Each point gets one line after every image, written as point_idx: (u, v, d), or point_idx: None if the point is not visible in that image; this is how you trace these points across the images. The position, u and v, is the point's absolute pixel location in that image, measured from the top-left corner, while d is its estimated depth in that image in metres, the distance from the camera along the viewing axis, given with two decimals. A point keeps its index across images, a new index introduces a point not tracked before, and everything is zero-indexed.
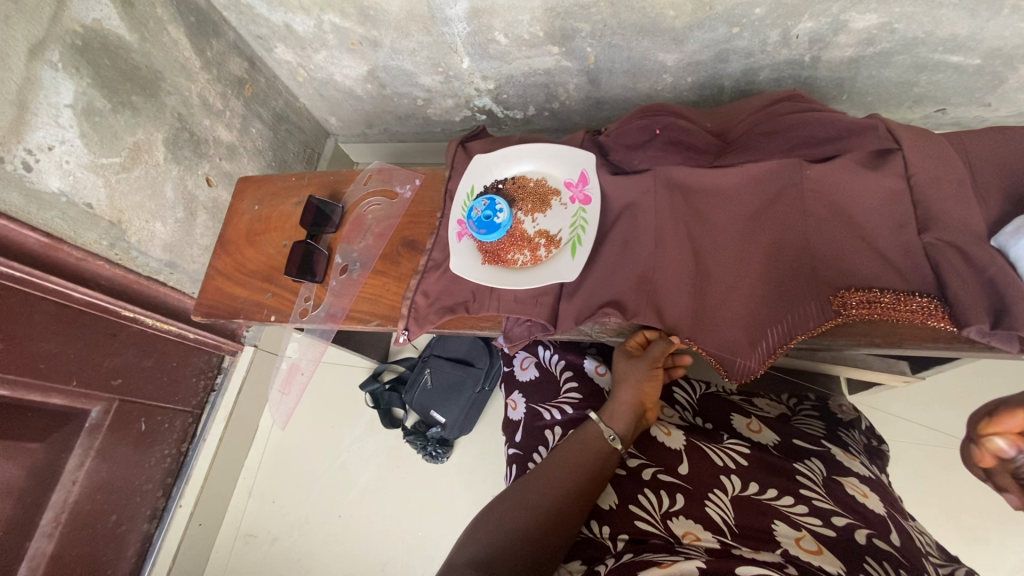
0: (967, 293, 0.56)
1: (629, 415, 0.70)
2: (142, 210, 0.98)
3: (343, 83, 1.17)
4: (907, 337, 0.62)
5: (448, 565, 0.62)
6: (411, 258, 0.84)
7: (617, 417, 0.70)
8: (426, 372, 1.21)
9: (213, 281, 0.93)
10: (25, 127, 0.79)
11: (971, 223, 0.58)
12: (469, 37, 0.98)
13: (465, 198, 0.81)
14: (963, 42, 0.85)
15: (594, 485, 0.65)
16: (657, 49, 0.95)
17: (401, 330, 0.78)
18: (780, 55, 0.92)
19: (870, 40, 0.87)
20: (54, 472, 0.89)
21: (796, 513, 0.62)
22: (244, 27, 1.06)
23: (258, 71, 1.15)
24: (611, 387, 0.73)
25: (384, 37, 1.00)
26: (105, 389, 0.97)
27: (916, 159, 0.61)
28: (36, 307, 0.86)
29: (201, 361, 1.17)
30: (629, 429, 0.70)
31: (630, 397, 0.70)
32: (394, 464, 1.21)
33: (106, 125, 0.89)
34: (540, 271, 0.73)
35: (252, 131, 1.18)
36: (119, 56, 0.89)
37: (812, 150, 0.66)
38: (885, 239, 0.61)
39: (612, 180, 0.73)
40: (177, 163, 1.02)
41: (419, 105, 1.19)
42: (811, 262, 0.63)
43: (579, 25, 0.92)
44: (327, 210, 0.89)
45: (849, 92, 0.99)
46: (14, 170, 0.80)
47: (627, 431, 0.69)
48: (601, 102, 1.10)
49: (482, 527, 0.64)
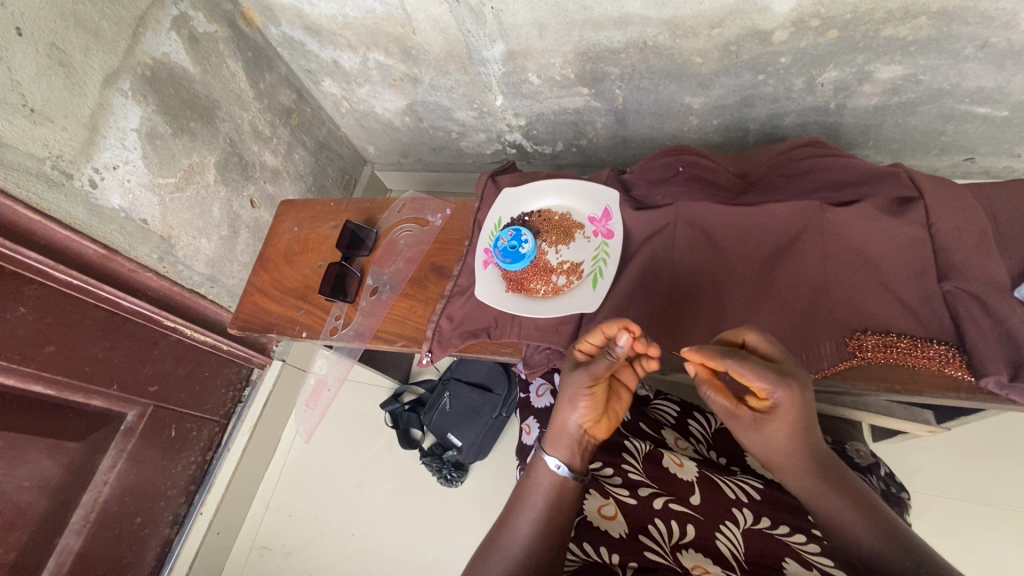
0: (982, 341, 0.57)
1: (577, 445, 0.58)
2: (190, 227, 1.05)
3: (383, 115, 1.24)
4: (926, 386, 0.61)
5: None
6: (437, 283, 0.88)
7: (564, 444, 0.58)
8: (446, 396, 1.24)
9: (250, 296, 0.98)
10: (95, 148, 0.87)
11: (992, 274, 0.59)
12: (504, 77, 1.03)
13: (492, 228, 0.84)
14: (990, 94, 0.86)
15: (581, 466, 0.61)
16: (684, 93, 0.98)
17: (423, 352, 0.80)
18: (805, 102, 0.94)
19: (895, 90, 0.89)
20: (87, 471, 0.93)
21: (809, 551, 0.61)
22: (295, 61, 1.14)
23: (305, 102, 1.23)
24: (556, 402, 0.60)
25: (424, 74, 1.07)
26: (142, 394, 1.02)
27: (937, 208, 0.63)
28: (87, 313, 0.92)
29: (231, 373, 1.22)
30: (582, 460, 0.59)
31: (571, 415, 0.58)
32: (410, 485, 1.22)
33: (165, 148, 0.97)
34: (561, 300, 0.76)
35: (295, 157, 1.25)
36: (182, 86, 0.97)
37: (833, 195, 0.68)
38: (904, 285, 0.62)
39: (634, 216, 0.76)
40: (225, 185, 1.09)
41: (453, 138, 1.25)
42: (828, 303, 0.64)
43: (609, 68, 0.96)
44: (361, 235, 0.94)
45: (875, 139, 1.00)
46: (81, 187, 0.87)
47: (570, 453, 0.58)
48: (628, 140, 1.14)
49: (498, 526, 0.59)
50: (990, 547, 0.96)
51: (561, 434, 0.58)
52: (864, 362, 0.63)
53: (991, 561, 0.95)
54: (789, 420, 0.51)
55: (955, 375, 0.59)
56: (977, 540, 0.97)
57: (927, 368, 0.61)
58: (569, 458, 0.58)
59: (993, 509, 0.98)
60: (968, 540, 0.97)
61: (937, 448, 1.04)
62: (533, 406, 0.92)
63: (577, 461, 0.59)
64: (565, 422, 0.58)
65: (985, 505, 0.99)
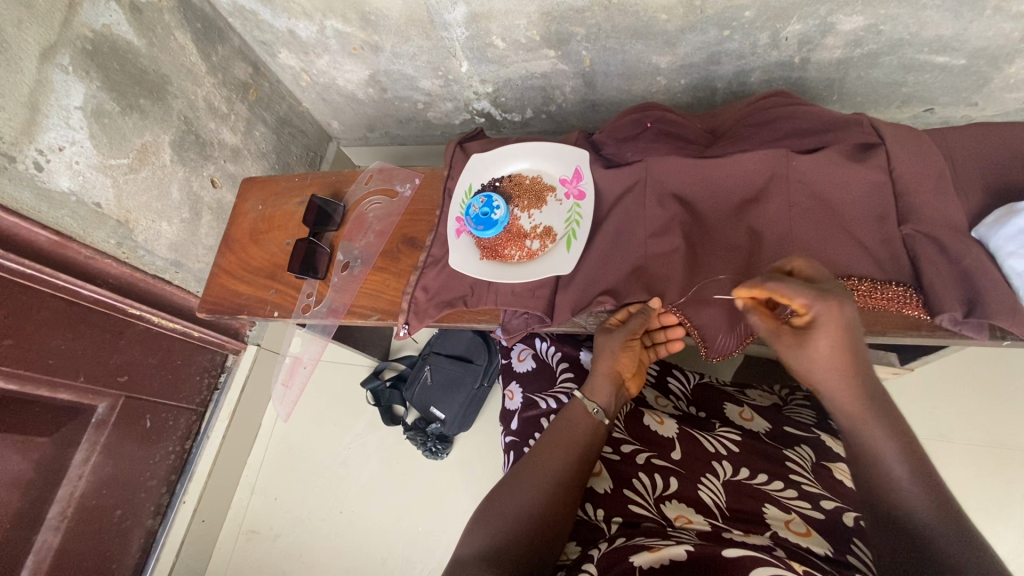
0: (939, 281, 0.59)
1: (611, 386, 0.67)
2: (149, 210, 1.01)
3: (346, 87, 1.19)
4: (889, 327, 0.64)
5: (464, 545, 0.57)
6: (411, 255, 0.86)
7: (605, 392, 0.67)
8: (426, 369, 1.23)
9: (217, 278, 0.95)
10: (37, 128, 0.82)
11: (949, 216, 0.62)
12: (467, 41, 1.00)
13: (463, 195, 0.83)
14: (948, 42, 0.87)
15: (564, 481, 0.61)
16: (650, 52, 0.97)
17: (400, 324, 0.79)
18: (770, 57, 0.94)
19: (858, 42, 0.90)
20: (61, 466, 0.90)
21: (786, 496, 0.64)
22: (248, 32, 1.09)
23: (262, 76, 1.18)
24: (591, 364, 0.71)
25: (385, 41, 1.03)
26: (111, 385, 0.98)
27: (899, 154, 0.65)
28: (45, 304, 0.88)
29: (205, 360, 1.19)
30: (611, 404, 0.67)
31: (607, 368, 0.68)
32: (396, 461, 1.22)
33: (115, 126, 0.92)
34: (536, 265, 0.75)
35: (256, 134, 1.20)
36: (128, 60, 0.92)
37: (800, 143, 0.68)
38: (866, 230, 0.64)
39: (604, 174, 0.75)
40: (183, 165, 1.05)
41: (419, 108, 1.22)
42: (794, 250, 0.65)
43: (575, 29, 0.94)
44: (328, 210, 0.91)
45: (839, 93, 1.01)
46: (25, 170, 0.82)
47: (610, 403, 0.67)
48: (597, 104, 1.12)
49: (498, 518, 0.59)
50: (955, 480, 1.01)
51: (595, 383, 0.68)
52: None
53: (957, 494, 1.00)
54: (840, 348, 0.51)
55: (912, 315, 0.62)
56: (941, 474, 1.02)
57: (888, 309, 0.63)
58: (603, 400, 0.67)
59: (954, 444, 1.03)
60: None
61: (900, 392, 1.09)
62: (515, 371, 0.90)
63: (607, 404, 0.67)
64: (606, 365, 0.68)
65: (948, 442, 1.04)
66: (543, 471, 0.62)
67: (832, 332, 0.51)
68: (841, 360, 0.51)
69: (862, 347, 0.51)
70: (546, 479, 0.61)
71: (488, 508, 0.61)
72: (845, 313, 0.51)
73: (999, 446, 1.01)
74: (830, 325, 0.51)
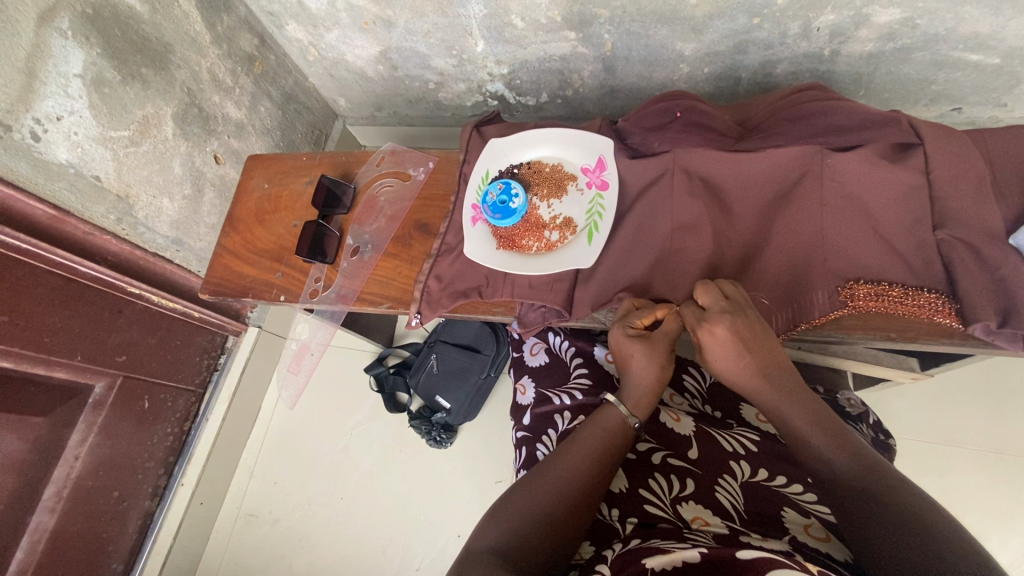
0: (973, 289, 0.58)
1: (651, 397, 0.64)
2: (149, 185, 0.97)
3: (354, 63, 1.15)
4: (922, 333, 0.62)
5: (478, 545, 0.56)
6: (424, 241, 0.83)
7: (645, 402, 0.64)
8: (432, 357, 1.21)
9: (220, 259, 0.92)
10: (34, 96, 0.78)
11: (988, 221, 0.60)
12: (485, 20, 0.96)
13: (479, 182, 0.80)
14: (984, 40, 0.84)
15: (577, 481, 0.59)
16: (675, 38, 0.94)
17: (412, 313, 0.77)
18: (799, 48, 0.91)
19: (892, 35, 0.86)
20: (56, 446, 0.88)
21: (805, 500, 0.62)
22: (255, 1, 1.04)
23: (268, 48, 1.13)
24: (620, 365, 0.66)
25: (399, 17, 0.99)
26: (109, 364, 0.96)
27: (937, 156, 0.62)
28: (42, 280, 0.85)
29: (205, 341, 1.17)
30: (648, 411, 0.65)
31: (648, 378, 0.63)
32: (398, 448, 1.21)
33: (115, 96, 0.88)
34: (555, 257, 0.73)
35: (260, 109, 1.16)
36: (130, 26, 0.88)
37: (835, 140, 0.66)
38: (899, 235, 0.62)
39: (629, 165, 0.73)
40: (186, 139, 1.01)
41: (431, 88, 1.18)
42: (825, 252, 0.63)
43: (599, 10, 0.90)
44: (338, 191, 0.88)
45: (866, 88, 0.98)
46: (22, 139, 0.78)
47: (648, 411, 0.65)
48: (615, 91, 1.09)
49: (512, 520, 0.57)
50: (959, 485, 1.01)
51: (634, 392, 0.64)
52: (855, 311, 0.63)
53: (961, 500, 1.00)
54: (733, 360, 0.57)
55: (944, 322, 0.60)
56: (948, 481, 1.02)
57: (917, 316, 0.62)
58: (641, 411, 0.64)
59: (963, 451, 1.03)
60: (941, 481, 1.02)
61: (914, 395, 1.08)
62: (527, 364, 0.90)
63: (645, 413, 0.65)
64: (644, 377, 0.63)
65: (954, 447, 1.04)
66: (561, 470, 0.60)
67: (716, 350, 0.58)
68: (737, 366, 0.57)
69: (756, 352, 0.56)
70: (561, 478, 0.60)
71: (502, 506, 0.60)
72: (724, 332, 0.56)
73: (1005, 453, 1.01)
74: (712, 346, 0.57)
